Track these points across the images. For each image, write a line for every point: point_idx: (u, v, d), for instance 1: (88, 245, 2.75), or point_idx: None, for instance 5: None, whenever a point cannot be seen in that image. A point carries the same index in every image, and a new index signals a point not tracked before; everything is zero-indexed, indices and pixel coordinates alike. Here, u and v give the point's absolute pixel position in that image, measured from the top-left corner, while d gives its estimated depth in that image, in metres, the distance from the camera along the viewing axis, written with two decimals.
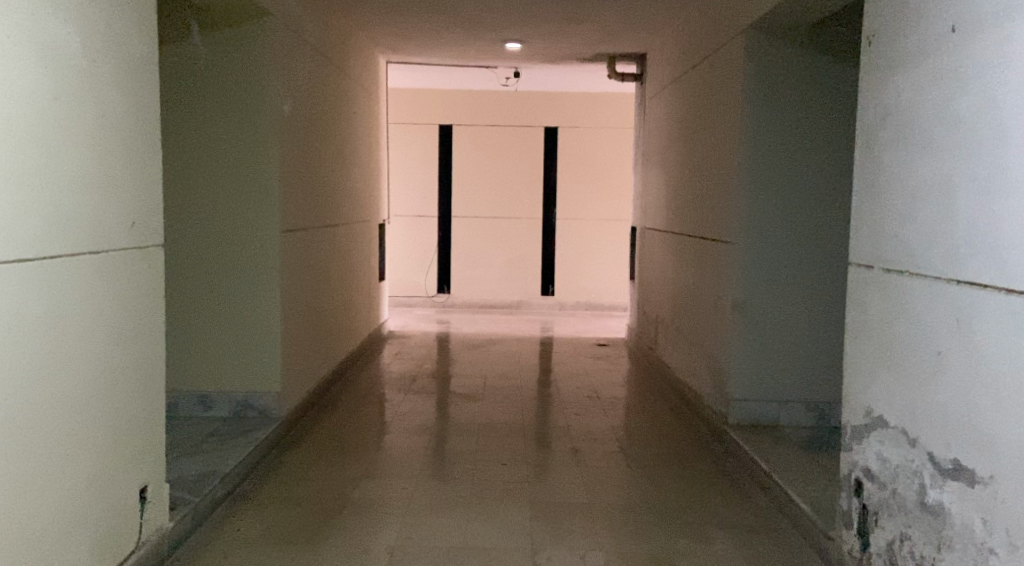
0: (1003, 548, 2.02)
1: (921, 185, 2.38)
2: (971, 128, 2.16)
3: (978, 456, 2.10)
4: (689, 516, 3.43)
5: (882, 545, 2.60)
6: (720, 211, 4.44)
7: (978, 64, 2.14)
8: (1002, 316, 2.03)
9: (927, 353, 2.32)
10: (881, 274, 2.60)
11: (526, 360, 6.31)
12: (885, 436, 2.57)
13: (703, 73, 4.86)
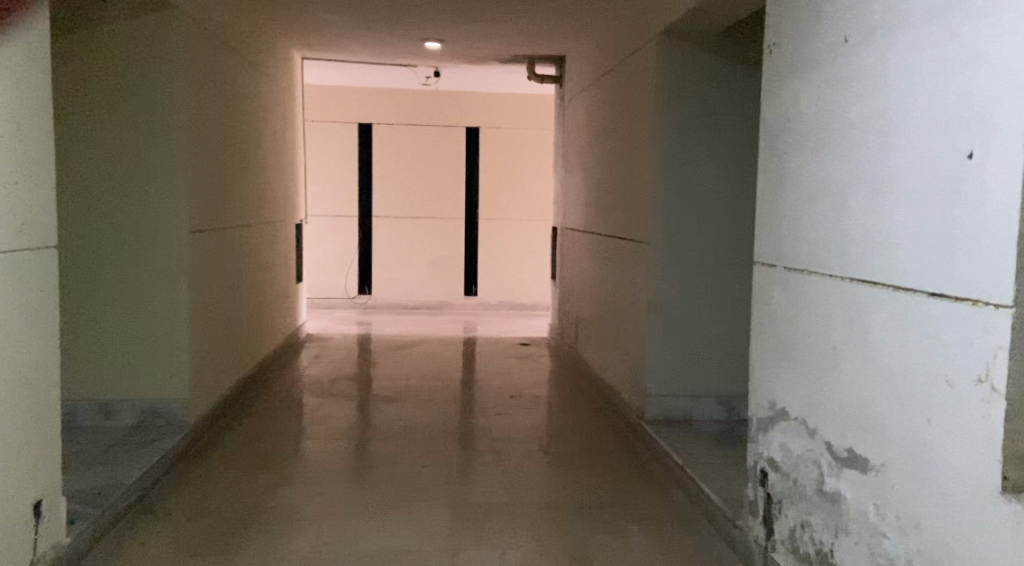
0: (890, 531, 2.12)
1: (818, 187, 2.49)
2: (860, 135, 2.27)
3: (870, 445, 2.21)
4: (604, 511, 3.51)
5: (785, 532, 2.72)
6: (636, 211, 4.55)
7: (866, 72, 2.24)
8: (885, 313, 2.13)
9: (825, 348, 2.43)
10: (782, 272, 2.71)
11: (448, 360, 6.33)
12: (787, 428, 2.69)
13: (619, 75, 4.96)
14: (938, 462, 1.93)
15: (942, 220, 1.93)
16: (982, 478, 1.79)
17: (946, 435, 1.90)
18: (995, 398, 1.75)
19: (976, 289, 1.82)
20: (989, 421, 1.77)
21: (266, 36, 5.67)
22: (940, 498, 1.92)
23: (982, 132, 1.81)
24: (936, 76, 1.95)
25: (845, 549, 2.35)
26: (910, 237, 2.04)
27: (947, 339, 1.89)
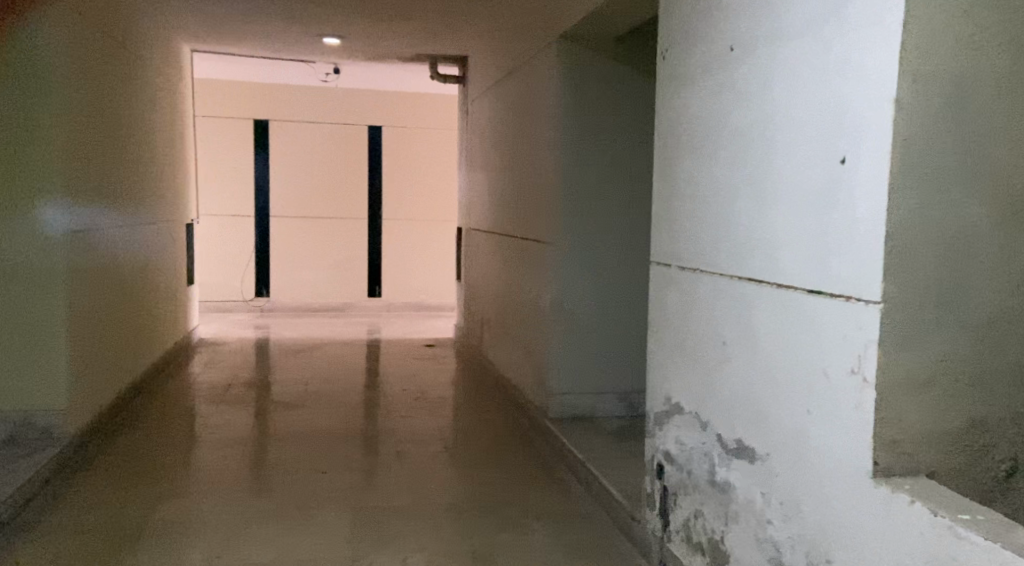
0: (774, 517, 2.22)
1: (709, 189, 2.58)
2: (746, 139, 2.36)
3: (756, 436, 2.31)
4: (507, 510, 3.54)
5: (679, 522, 2.82)
6: (538, 212, 4.61)
7: (751, 79, 2.34)
8: (770, 309, 2.23)
9: (716, 344, 2.53)
10: (676, 271, 2.80)
11: (350, 363, 6.26)
12: (681, 422, 2.79)
13: (520, 77, 5.02)
14: (818, 450, 2.02)
15: (819, 222, 2.02)
16: (856, 463, 1.89)
17: (825, 424, 2.00)
18: (867, 388, 1.85)
19: (848, 286, 1.92)
20: (861, 409, 1.87)
21: (151, 26, 5.48)
22: (820, 484, 2.02)
23: (853, 138, 1.91)
24: (814, 84, 2.05)
25: (734, 535, 2.45)
26: (792, 238, 2.14)
27: (824, 333, 1.99)
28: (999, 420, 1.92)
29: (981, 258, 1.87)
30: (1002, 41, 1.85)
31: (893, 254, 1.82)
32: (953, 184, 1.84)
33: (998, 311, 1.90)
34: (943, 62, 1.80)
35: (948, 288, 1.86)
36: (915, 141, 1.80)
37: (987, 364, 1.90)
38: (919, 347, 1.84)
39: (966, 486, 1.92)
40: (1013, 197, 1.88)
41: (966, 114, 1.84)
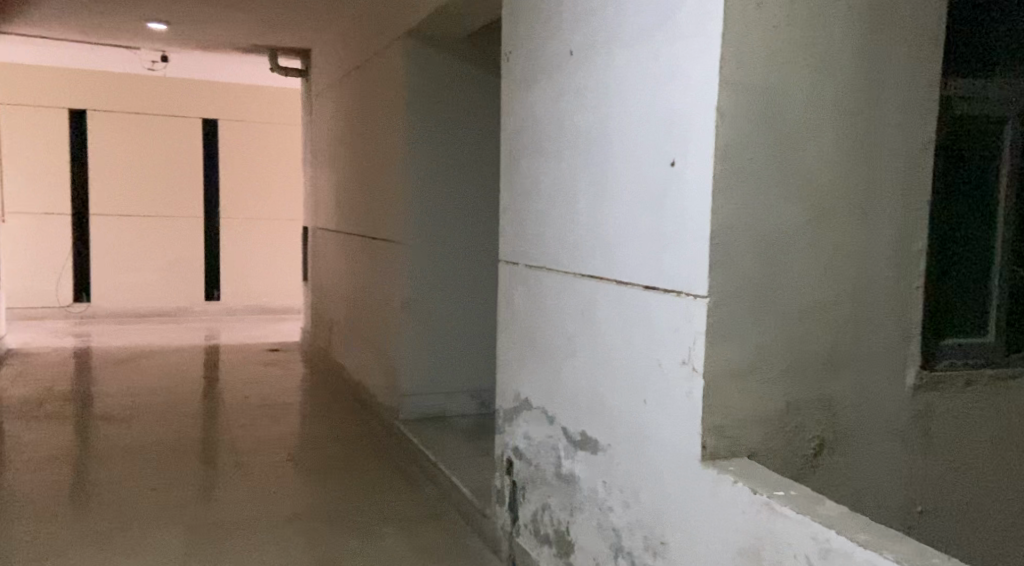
0: (616, 505, 2.29)
1: (553, 189, 2.63)
2: (586, 140, 2.42)
3: (599, 427, 2.38)
4: (355, 516, 3.49)
5: (528, 516, 2.86)
6: (387, 210, 4.55)
7: (590, 82, 2.40)
8: (611, 305, 2.29)
9: (562, 340, 2.58)
10: (523, 270, 2.84)
11: (186, 371, 5.98)
12: (530, 417, 2.83)
13: (366, 73, 4.94)
14: (654, 439, 2.10)
15: (655, 219, 2.10)
16: (687, 449, 1.98)
17: (660, 414, 2.08)
18: (695, 377, 1.94)
19: (679, 281, 2.00)
20: (691, 398, 1.96)
21: None
22: (656, 470, 2.10)
23: (681, 141, 1.99)
24: (648, 87, 2.12)
25: (579, 525, 2.51)
26: (630, 235, 2.20)
27: (659, 327, 2.07)
28: (811, 403, 2.06)
29: (793, 253, 2.00)
30: (809, 52, 1.98)
31: (719, 250, 1.92)
32: (769, 184, 1.95)
33: (810, 303, 2.04)
34: (759, 72, 1.92)
35: (767, 281, 1.97)
36: (734, 144, 1.91)
37: (799, 353, 2.03)
38: (741, 338, 1.96)
39: (782, 466, 2.05)
40: (820, 197, 2.02)
41: (779, 118, 1.96)
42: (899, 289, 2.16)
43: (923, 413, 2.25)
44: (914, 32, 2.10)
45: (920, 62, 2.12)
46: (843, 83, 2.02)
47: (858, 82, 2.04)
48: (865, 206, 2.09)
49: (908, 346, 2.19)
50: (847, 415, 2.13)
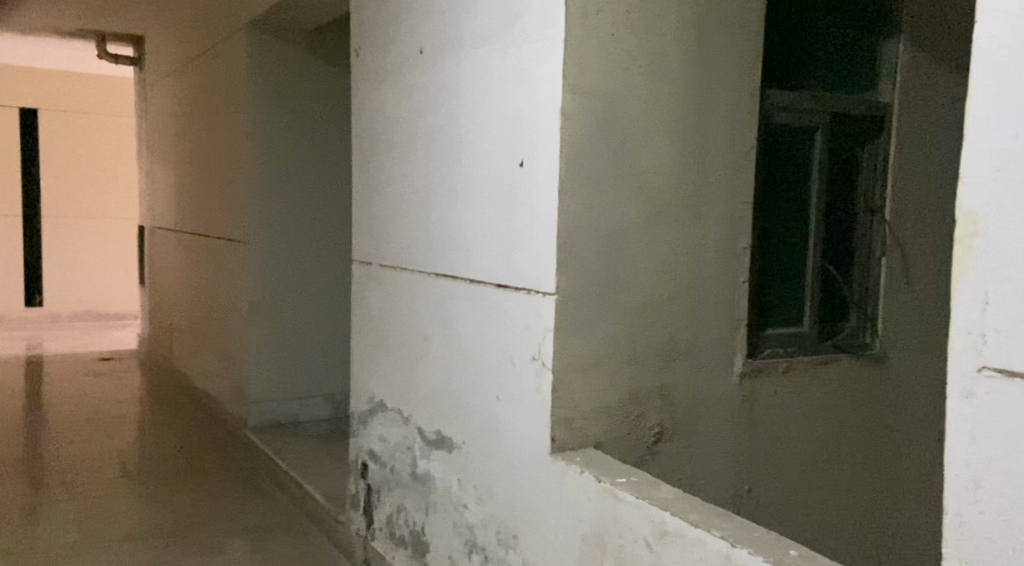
0: (470, 502, 2.33)
1: (406, 187, 2.63)
2: (438, 139, 2.44)
3: (454, 426, 2.40)
4: (199, 531, 3.36)
5: (383, 519, 2.85)
6: (232, 209, 4.41)
7: (440, 82, 2.42)
8: (464, 303, 2.32)
9: (416, 338, 2.59)
10: (376, 269, 2.82)
11: (6, 385, 5.56)
12: (384, 418, 2.82)
13: (206, 64, 4.76)
14: (507, 434, 2.15)
15: (505, 218, 2.14)
16: (537, 442, 2.04)
17: (511, 409, 2.13)
18: (545, 371, 2.01)
19: (529, 279, 2.06)
20: (541, 392, 2.02)
21: None
22: (508, 466, 2.15)
23: (529, 142, 2.05)
24: (496, 88, 2.16)
25: (433, 524, 2.53)
26: (483, 236, 2.24)
27: (510, 324, 2.12)
28: (651, 393, 2.17)
29: (633, 250, 2.10)
30: (644, 60, 2.08)
31: (566, 249, 1.98)
32: (610, 183, 2.04)
33: (650, 298, 2.14)
34: (599, 78, 2.00)
35: (611, 277, 2.06)
36: (578, 146, 1.98)
37: (639, 345, 2.13)
38: (587, 332, 2.03)
39: (625, 453, 2.14)
40: (656, 198, 2.13)
41: (620, 122, 2.04)
42: (729, 285, 2.30)
43: (750, 399, 2.40)
44: (740, 44, 2.25)
45: (745, 72, 2.27)
46: (676, 90, 2.14)
47: (689, 90, 2.17)
48: (697, 207, 2.21)
49: (737, 338, 2.34)
50: (684, 404, 2.25)
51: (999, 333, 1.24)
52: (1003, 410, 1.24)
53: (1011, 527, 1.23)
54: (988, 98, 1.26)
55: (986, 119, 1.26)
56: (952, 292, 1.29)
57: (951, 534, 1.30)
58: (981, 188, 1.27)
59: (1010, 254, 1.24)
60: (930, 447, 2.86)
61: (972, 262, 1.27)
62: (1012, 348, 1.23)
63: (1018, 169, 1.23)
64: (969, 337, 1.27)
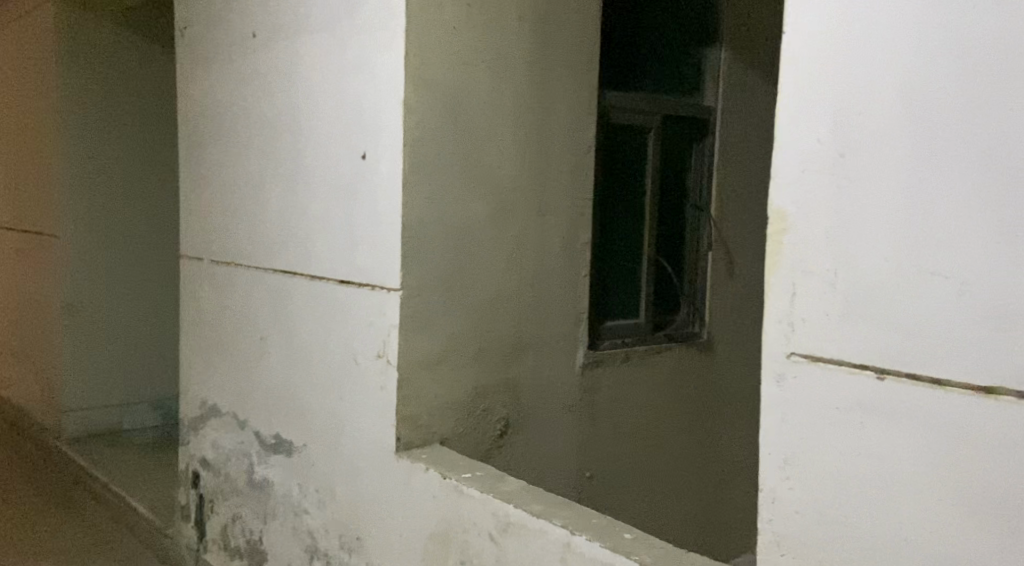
0: (311, 506, 2.25)
1: (239, 179, 2.50)
2: (274, 129, 2.34)
3: (293, 429, 2.31)
4: (5, 555, 3.07)
5: (216, 530, 2.71)
6: (40, 199, 4.06)
7: (275, 69, 2.32)
8: (305, 300, 2.23)
9: (252, 338, 2.47)
10: (207, 266, 2.68)
11: None
12: (218, 424, 2.68)
13: (7, 40, 4.35)
14: (350, 433, 2.09)
15: (347, 213, 2.07)
16: (382, 442, 1.98)
17: (355, 408, 2.07)
18: (390, 369, 1.95)
19: (373, 275, 2.00)
20: (385, 391, 1.97)
21: None
22: (351, 465, 2.09)
23: (371, 134, 1.99)
24: (336, 77, 2.09)
25: (272, 533, 2.42)
26: (324, 230, 2.16)
27: (353, 321, 2.06)
28: (496, 387, 2.16)
29: (477, 243, 2.08)
30: (486, 55, 2.06)
31: (411, 244, 1.94)
32: (453, 176, 2.01)
33: (495, 293, 2.13)
34: (441, 71, 1.96)
35: (456, 273, 2.03)
36: (421, 139, 1.93)
37: (486, 339, 2.12)
38: (432, 328, 2.00)
39: (471, 449, 2.11)
40: (501, 193, 2.12)
41: (464, 115, 2.02)
42: (571, 280, 2.33)
43: (591, 389, 2.45)
44: (577, 43, 2.28)
45: (584, 71, 2.30)
46: (517, 86, 2.14)
47: (530, 86, 2.17)
48: (540, 201, 2.23)
49: (578, 330, 2.38)
50: (529, 399, 2.26)
51: (808, 322, 1.24)
52: (811, 393, 1.24)
53: (818, 502, 1.24)
54: (793, 95, 1.25)
55: (792, 116, 1.25)
56: (764, 282, 1.28)
57: (765, 510, 1.30)
58: (788, 183, 1.26)
59: (814, 246, 1.23)
60: (748, 430, 3.03)
61: (783, 254, 1.26)
62: (818, 336, 1.24)
63: (820, 168, 1.22)
64: (779, 325, 1.27)
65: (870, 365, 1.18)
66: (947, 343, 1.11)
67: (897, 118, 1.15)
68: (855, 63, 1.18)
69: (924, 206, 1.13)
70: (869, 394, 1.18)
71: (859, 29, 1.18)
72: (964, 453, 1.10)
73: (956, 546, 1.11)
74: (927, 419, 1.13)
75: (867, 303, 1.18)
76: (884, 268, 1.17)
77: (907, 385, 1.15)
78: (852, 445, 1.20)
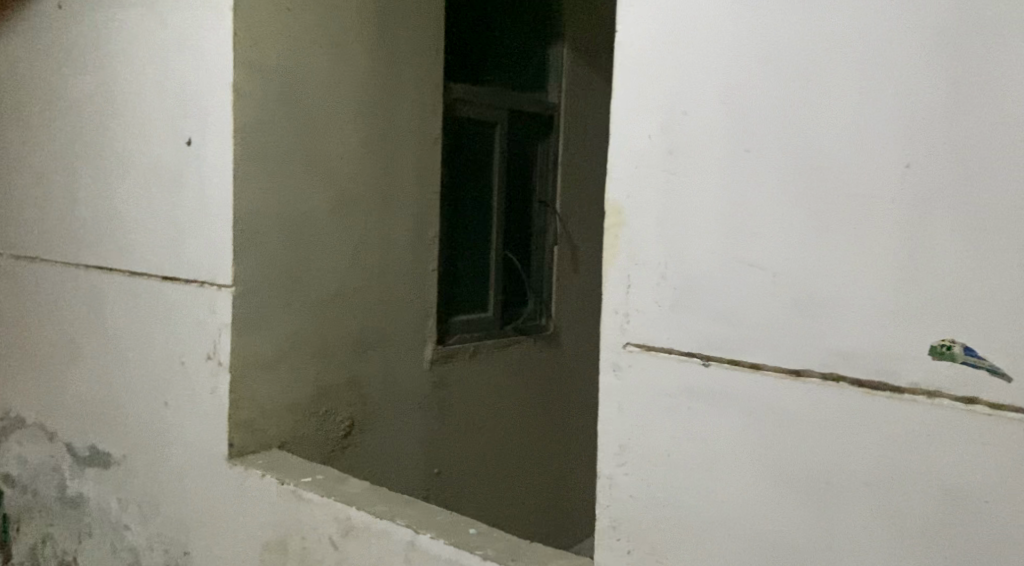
0: (132, 522, 2.10)
1: (46, 166, 2.30)
2: (85, 112, 2.16)
3: (112, 439, 2.15)
4: None
5: (24, 552, 2.48)
6: None
7: (85, 48, 2.14)
8: (123, 299, 2.08)
9: (63, 340, 2.28)
10: (10, 262, 2.45)
11: None
12: (24, 436, 2.46)
13: None
14: (178, 442, 1.95)
15: (170, 204, 1.94)
16: (211, 449, 1.87)
17: (181, 414, 1.94)
18: (221, 371, 1.84)
19: (201, 271, 1.87)
20: (217, 395, 1.85)
21: None
22: (178, 474, 1.96)
23: (196, 119, 1.86)
24: (155, 58, 1.95)
25: (88, 552, 2.24)
26: (143, 223, 2.01)
27: (179, 322, 1.93)
28: (338, 386, 2.08)
29: (317, 237, 2.00)
30: (323, 41, 1.98)
31: (243, 238, 1.83)
32: (290, 167, 1.91)
33: (337, 288, 2.06)
34: (274, 54, 1.86)
35: (294, 268, 1.95)
36: (254, 127, 1.83)
37: (326, 337, 2.04)
38: (268, 326, 1.90)
39: (311, 451, 2.03)
40: (343, 184, 2.05)
41: (302, 104, 1.93)
42: (417, 274, 2.29)
43: (439, 384, 2.41)
44: (419, 34, 2.23)
45: (427, 60, 2.26)
46: (358, 74, 2.06)
47: (372, 74, 2.11)
48: (384, 195, 2.17)
49: (427, 326, 2.35)
50: (374, 397, 2.19)
51: (642, 312, 1.25)
52: (645, 382, 1.26)
53: (652, 487, 1.25)
54: (626, 91, 1.25)
55: (627, 111, 1.25)
56: (602, 274, 1.29)
57: (603, 495, 1.31)
58: (623, 177, 1.26)
59: (647, 239, 1.24)
60: (587, 420, 3.10)
61: (619, 247, 1.27)
62: (652, 327, 1.25)
63: (652, 164, 1.23)
64: (616, 316, 1.28)
65: (696, 352, 1.20)
66: (765, 332, 1.14)
67: (721, 117, 1.16)
68: (685, 61, 1.20)
69: (742, 200, 1.15)
70: (697, 380, 1.20)
71: (686, 28, 1.19)
72: (780, 436, 1.13)
73: (774, 526, 1.14)
74: (750, 404, 1.16)
75: (694, 294, 1.20)
76: (708, 260, 1.19)
77: (729, 371, 1.17)
78: (682, 432, 1.22)
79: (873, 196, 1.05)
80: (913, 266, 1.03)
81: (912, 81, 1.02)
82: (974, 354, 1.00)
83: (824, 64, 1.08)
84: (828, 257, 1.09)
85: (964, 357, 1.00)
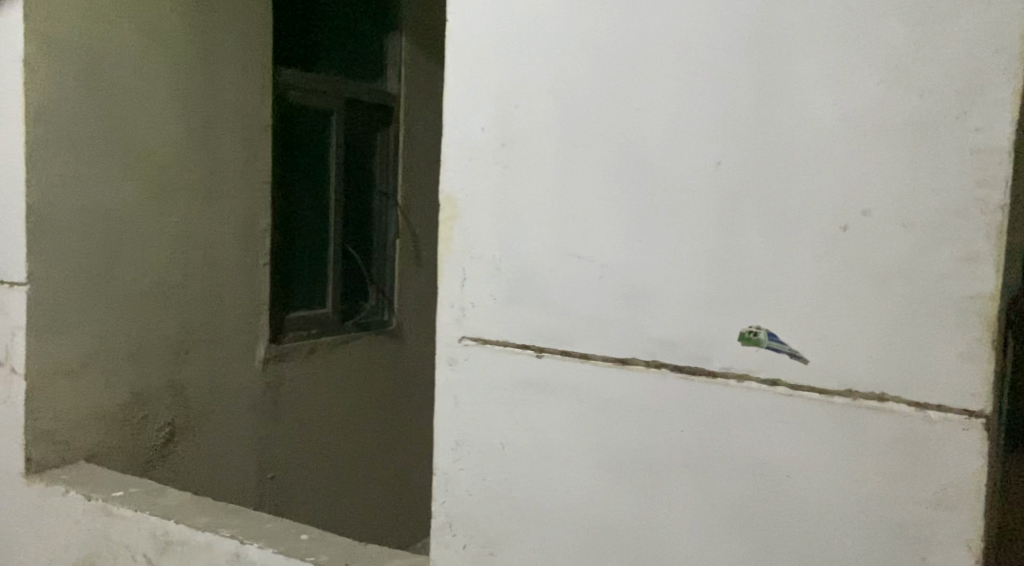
0: None
1: None
2: None
3: None
4: None
5: None
6: None
7: None
8: None
9: None
10: None
11: None
12: None
13: None
14: None
15: None
16: (6, 465, 1.70)
17: None
18: (16, 378, 1.67)
19: None
20: (12, 405, 1.68)
21: None
22: None
23: None
24: None
25: None
26: None
27: None
28: (157, 391, 1.95)
29: (132, 232, 1.86)
30: (134, 21, 1.83)
31: (39, 232, 1.67)
32: (98, 157, 1.77)
33: (155, 286, 1.93)
34: (76, 33, 1.71)
35: (105, 266, 1.80)
36: (52, 112, 1.68)
37: (142, 339, 1.91)
38: (74, 329, 1.75)
39: (127, 463, 1.89)
40: (160, 174, 1.92)
41: (109, 89, 1.79)
42: (246, 270, 2.19)
43: (271, 384, 2.31)
44: (242, 17, 2.12)
45: (251, 46, 2.15)
46: (174, 58, 1.94)
47: (190, 59, 1.98)
48: (207, 186, 2.05)
49: (258, 324, 2.24)
50: (198, 401, 2.07)
51: (476, 305, 1.23)
52: (480, 376, 1.23)
53: (484, 481, 1.23)
54: (456, 81, 1.22)
55: (457, 101, 1.22)
56: (437, 267, 1.25)
57: (438, 492, 1.27)
58: (456, 169, 1.23)
59: (479, 232, 1.22)
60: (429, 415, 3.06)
61: (453, 240, 1.24)
62: (486, 320, 1.22)
63: (483, 156, 1.21)
64: (452, 309, 1.25)
65: (529, 344, 1.19)
66: (593, 323, 1.14)
67: (548, 111, 1.16)
68: (513, 52, 1.18)
69: (568, 193, 1.15)
70: (530, 371, 1.19)
71: (512, 19, 1.18)
72: (607, 425, 1.14)
73: (602, 514, 1.15)
74: (580, 394, 1.15)
75: (526, 286, 1.19)
76: (539, 252, 1.18)
77: (562, 362, 1.17)
78: (514, 424, 1.21)
79: (690, 190, 1.07)
80: (727, 256, 1.05)
81: (723, 77, 1.05)
82: (777, 338, 1.03)
83: (643, 59, 1.09)
84: (650, 249, 1.10)
85: (768, 342, 1.04)
